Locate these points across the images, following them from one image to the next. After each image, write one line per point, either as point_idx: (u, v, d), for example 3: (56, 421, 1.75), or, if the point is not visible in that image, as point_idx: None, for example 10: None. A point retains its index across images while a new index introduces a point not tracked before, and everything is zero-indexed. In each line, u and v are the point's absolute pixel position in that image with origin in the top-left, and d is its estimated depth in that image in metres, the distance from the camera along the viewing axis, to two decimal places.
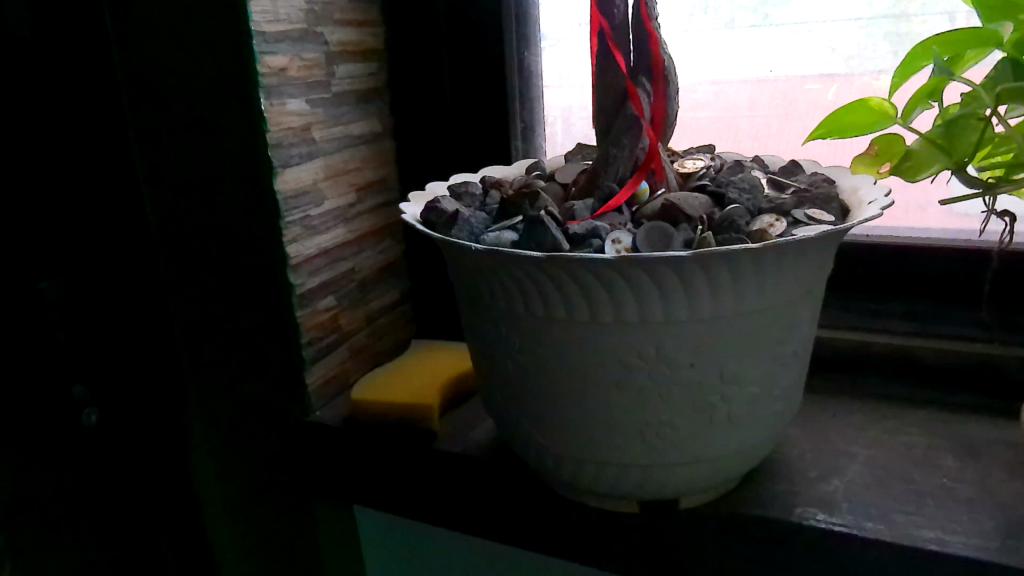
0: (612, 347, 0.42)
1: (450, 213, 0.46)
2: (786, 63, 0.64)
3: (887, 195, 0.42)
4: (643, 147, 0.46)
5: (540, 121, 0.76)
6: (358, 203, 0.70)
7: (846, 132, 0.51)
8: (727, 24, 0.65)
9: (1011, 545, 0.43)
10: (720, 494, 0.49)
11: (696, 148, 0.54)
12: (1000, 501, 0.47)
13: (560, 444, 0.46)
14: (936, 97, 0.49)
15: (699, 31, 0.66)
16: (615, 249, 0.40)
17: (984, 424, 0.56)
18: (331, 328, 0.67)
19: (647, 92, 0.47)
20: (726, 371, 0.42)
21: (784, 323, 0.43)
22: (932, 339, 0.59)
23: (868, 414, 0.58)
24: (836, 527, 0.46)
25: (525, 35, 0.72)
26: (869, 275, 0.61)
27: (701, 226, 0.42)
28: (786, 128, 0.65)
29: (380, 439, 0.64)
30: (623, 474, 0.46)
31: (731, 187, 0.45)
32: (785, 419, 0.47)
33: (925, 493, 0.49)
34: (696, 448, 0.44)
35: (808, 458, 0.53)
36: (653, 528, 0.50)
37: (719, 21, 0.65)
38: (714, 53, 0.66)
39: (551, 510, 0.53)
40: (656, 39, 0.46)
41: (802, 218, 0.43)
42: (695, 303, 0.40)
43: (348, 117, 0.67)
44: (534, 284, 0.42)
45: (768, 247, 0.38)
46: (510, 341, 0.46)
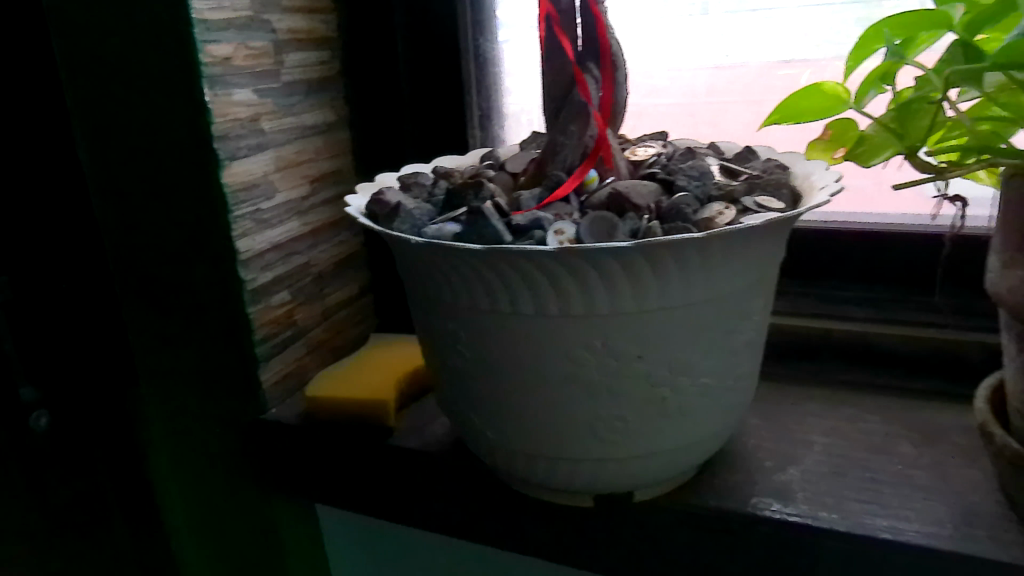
0: (559, 341, 0.41)
1: (393, 206, 0.44)
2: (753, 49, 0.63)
3: (837, 180, 0.42)
4: (592, 135, 0.45)
5: (498, 109, 0.75)
6: (313, 195, 0.68)
7: (801, 118, 0.51)
8: (700, 9, 0.63)
9: (962, 532, 0.43)
10: (676, 485, 0.49)
11: (649, 134, 0.52)
12: (953, 487, 0.47)
13: (510, 439, 0.46)
14: (889, 81, 0.48)
15: (661, 17, 0.64)
16: (557, 241, 0.38)
17: (940, 409, 0.55)
18: (285, 323, 0.66)
19: (596, 78, 0.46)
20: (675, 364, 0.41)
21: (736, 312, 0.42)
22: (893, 326, 0.58)
23: (827, 401, 0.58)
24: (790, 517, 0.45)
25: (480, 22, 0.71)
26: (824, 261, 0.60)
27: (648, 216, 0.41)
28: (743, 115, 0.64)
29: (336, 437, 0.63)
30: (575, 467, 0.45)
31: (680, 175, 0.44)
32: (740, 408, 0.47)
33: (879, 481, 0.48)
34: (648, 441, 0.43)
35: (765, 447, 0.53)
36: (610, 519, 0.49)
37: (691, 7, 0.63)
38: (682, 38, 0.65)
39: (509, 502, 0.53)
40: (602, 23, 0.44)
41: (752, 206, 0.42)
42: (640, 294, 0.39)
43: (300, 107, 0.66)
44: (478, 277, 0.40)
45: (713, 236, 0.37)
46: (456, 336, 0.45)
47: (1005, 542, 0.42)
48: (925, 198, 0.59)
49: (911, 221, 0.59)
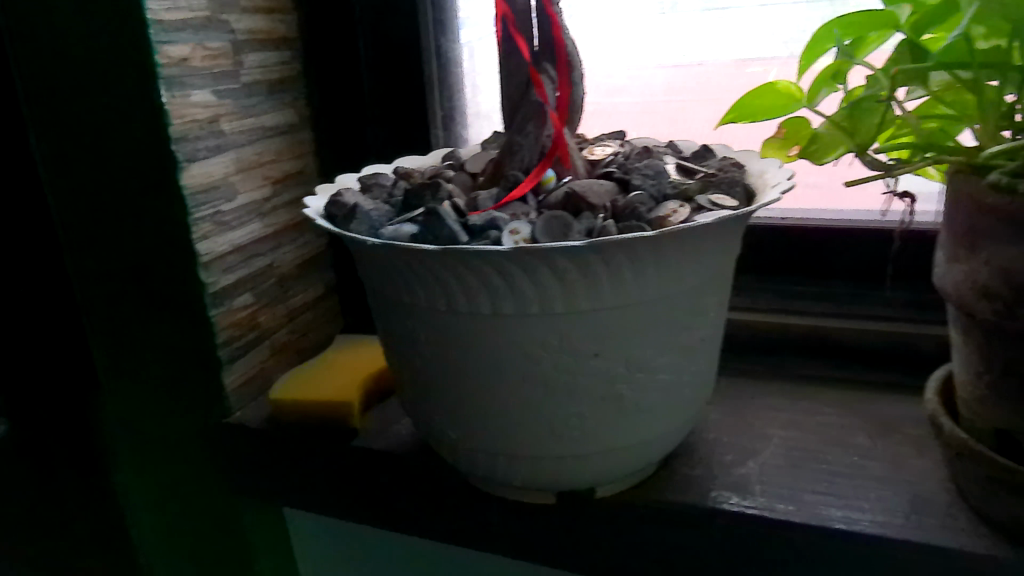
0: (516, 339, 0.41)
1: (350, 207, 0.44)
2: (719, 48, 0.63)
3: (790, 177, 0.43)
4: (548, 135, 0.46)
5: (460, 109, 0.75)
6: (276, 196, 0.68)
7: (756, 117, 0.52)
8: (669, 7, 0.63)
9: (914, 521, 0.44)
10: (636, 480, 0.49)
11: (606, 133, 0.53)
12: (907, 477, 0.48)
13: (471, 438, 0.46)
14: (840, 80, 0.49)
15: (630, 15, 0.64)
16: (512, 241, 0.39)
17: (895, 400, 0.57)
18: (249, 326, 0.66)
19: (552, 78, 0.46)
20: (632, 361, 0.42)
21: (691, 309, 0.43)
22: (849, 320, 0.59)
23: (786, 394, 0.59)
24: (748, 510, 0.46)
25: (442, 22, 0.71)
26: (781, 256, 0.61)
27: (603, 215, 0.41)
28: (700, 113, 0.65)
29: (301, 440, 0.63)
30: (535, 465, 0.45)
31: (636, 173, 0.44)
32: (698, 403, 0.48)
33: (835, 473, 0.49)
34: (607, 438, 0.44)
35: (725, 441, 0.53)
36: (573, 515, 0.50)
37: (661, 6, 0.64)
38: (651, 38, 0.65)
39: (473, 500, 0.53)
40: (557, 23, 0.45)
41: (706, 204, 0.42)
42: (595, 292, 0.39)
43: (260, 107, 0.65)
44: (435, 278, 0.40)
45: (665, 234, 0.37)
46: (416, 336, 0.45)
47: (954, 529, 0.43)
48: (876, 194, 0.60)
49: (862, 217, 0.60)
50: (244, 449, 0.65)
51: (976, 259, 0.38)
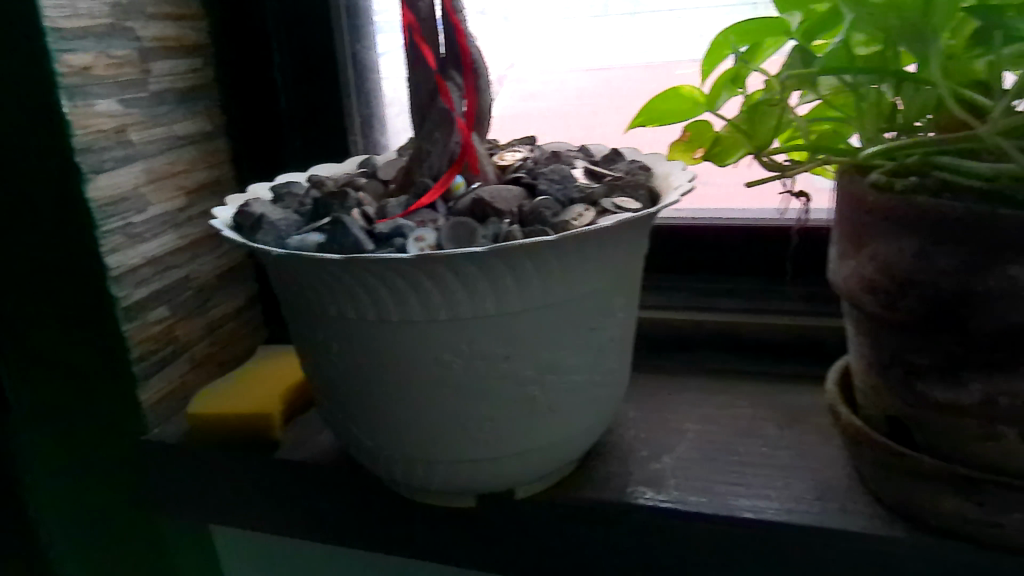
0: (426, 346, 0.41)
1: (257, 217, 0.44)
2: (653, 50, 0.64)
3: (690, 180, 0.45)
4: (456, 141, 0.46)
5: (377, 116, 0.75)
6: (190, 206, 0.67)
7: (662, 120, 0.53)
8: (603, 11, 0.64)
9: (816, 507, 0.46)
10: (555, 480, 0.50)
11: (517, 138, 0.54)
12: (811, 465, 0.50)
13: (389, 444, 0.46)
14: (740, 84, 0.50)
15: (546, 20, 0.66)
16: (417, 248, 0.39)
17: (802, 392, 0.59)
18: (165, 340, 0.64)
19: (458, 85, 0.47)
20: (541, 363, 0.43)
21: (599, 310, 0.44)
22: (758, 315, 0.61)
23: (701, 390, 0.60)
24: (663, 504, 0.48)
25: (357, 28, 0.71)
26: (687, 255, 0.63)
27: (509, 219, 0.42)
28: (611, 118, 0.67)
29: (221, 454, 0.62)
30: (452, 469, 0.46)
31: (542, 178, 0.45)
32: (612, 401, 0.49)
33: (745, 464, 0.51)
34: (521, 439, 0.45)
35: (641, 438, 0.55)
36: (494, 516, 0.50)
37: (594, 9, 0.65)
38: (591, 41, 0.66)
39: (396, 505, 0.53)
40: (462, 31, 0.45)
41: (610, 207, 0.43)
42: (501, 296, 0.40)
43: (170, 116, 0.64)
44: (343, 287, 0.40)
45: (567, 238, 0.38)
46: (329, 346, 0.45)
47: (851, 513, 0.45)
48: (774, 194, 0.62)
49: (762, 215, 0.61)
50: (164, 466, 0.64)
51: (861, 255, 0.39)
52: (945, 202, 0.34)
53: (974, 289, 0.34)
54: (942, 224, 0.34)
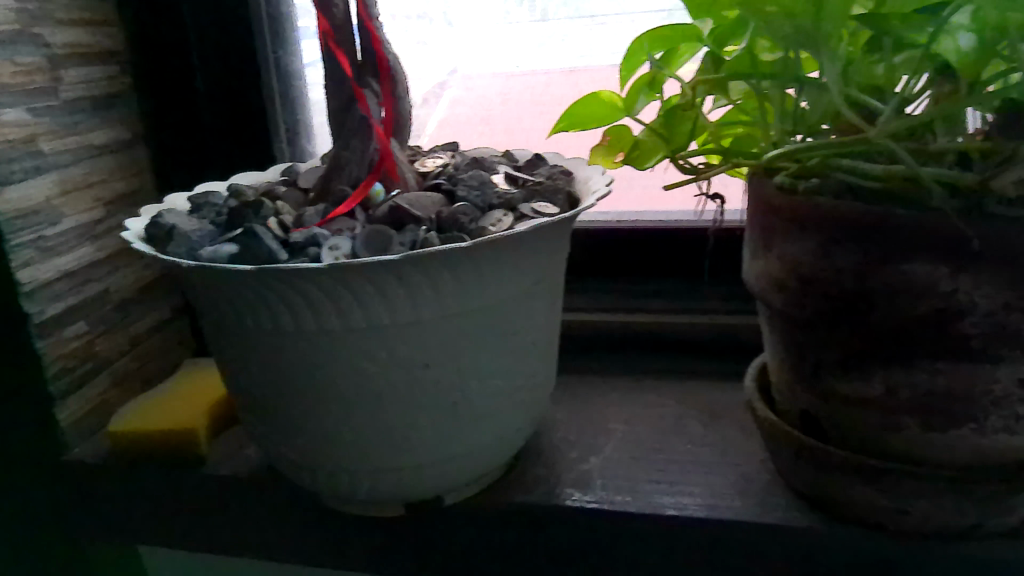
0: (345, 355, 0.41)
1: (169, 228, 0.43)
2: (592, 53, 0.64)
3: (607, 184, 0.45)
4: (375, 148, 0.46)
5: (303, 123, 0.74)
6: (108, 218, 0.65)
7: (584, 125, 0.53)
8: (541, 15, 0.65)
9: (737, 501, 0.47)
10: (484, 485, 0.50)
11: (440, 145, 0.54)
12: (733, 460, 0.51)
13: (312, 455, 0.45)
14: (657, 90, 0.51)
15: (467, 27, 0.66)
16: (331, 257, 0.38)
17: (726, 389, 0.60)
18: (84, 357, 0.62)
19: (375, 91, 0.46)
20: (462, 369, 0.43)
21: (519, 314, 0.44)
22: (683, 315, 0.62)
23: (629, 389, 0.61)
24: (589, 504, 0.48)
25: (280, 34, 0.70)
26: (609, 257, 0.63)
27: (427, 226, 0.42)
28: (534, 122, 0.67)
29: (145, 471, 0.60)
30: (377, 478, 0.46)
31: (461, 185, 0.45)
32: (538, 404, 0.49)
33: (670, 461, 0.52)
34: (445, 446, 0.45)
35: (570, 439, 0.55)
36: (424, 523, 0.50)
37: (533, 15, 0.65)
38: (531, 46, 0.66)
39: (324, 516, 0.52)
40: (378, 38, 0.45)
41: (528, 212, 0.44)
42: (418, 303, 0.40)
43: (85, 125, 0.62)
44: (259, 298, 0.40)
45: (481, 243, 0.38)
46: (248, 358, 0.44)
47: (769, 505, 0.46)
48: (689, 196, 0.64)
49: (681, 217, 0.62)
50: (86, 485, 0.62)
51: (770, 255, 0.40)
52: (841, 202, 0.35)
53: (872, 286, 0.35)
54: (841, 223, 0.35)
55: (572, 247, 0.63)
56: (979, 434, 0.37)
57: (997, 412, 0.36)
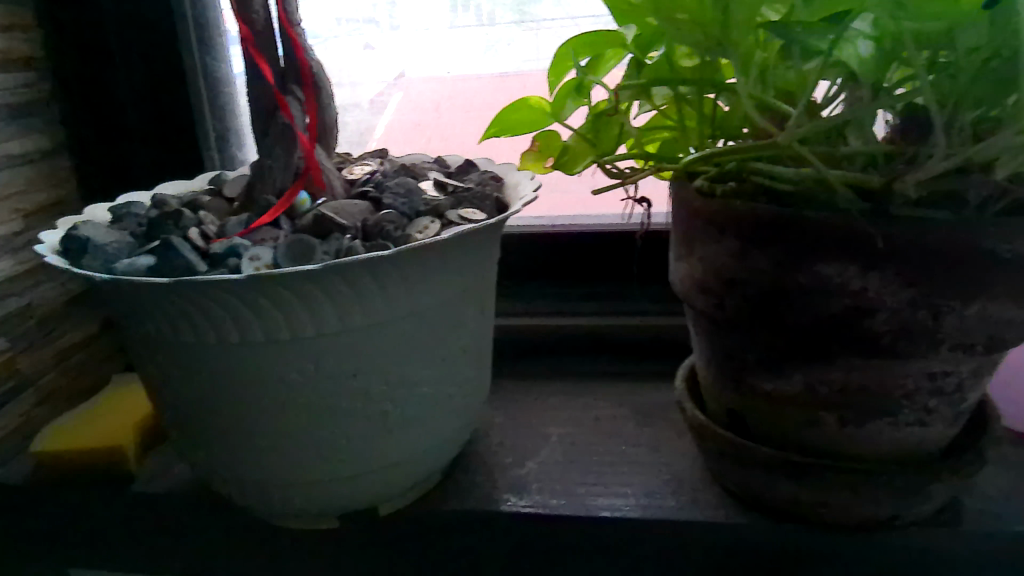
0: (271, 367, 0.40)
1: (84, 241, 0.42)
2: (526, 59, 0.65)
3: (534, 190, 0.45)
4: (300, 156, 0.46)
5: (231, 129, 0.72)
6: (28, 229, 0.62)
7: (514, 131, 0.53)
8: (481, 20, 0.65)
9: (669, 500, 0.48)
10: (421, 494, 0.50)
11: (368, 152, 0.54)
12: (666, 460, 0.52)
13: (241, 469, 0.45)
14: (584, 95, 0.51)
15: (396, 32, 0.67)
16: (252, 267, 0.38)
17: (661, 389, 0.61)
18: (3, 375, 0.60)
19: (299, 98, 0.45)
20: (391, 378, 0.42)
21: (448, 320, 0.44)
22: (617, 318, 0.63)
23: (566, 392, 0.61)
24: (525, 509, 0.48)
25: (206, 39, 0.68)
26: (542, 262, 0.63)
27: (352, 234, 0.42)
28: (465, 127, 0.68)
29: (70, 493, 0.58)
30: (309, 490, 0.45)
31: (388, 192, 0.45)
32: (472, 410, 0.49)
33: (605, 463, 0.52)
34: (376, 456, 0.44)
35: (507, 444, 0.55)
36: (359, 534, 0.49)
37: (479, 19, 0.65)
38: (478, 50, 0.66)
39: (257, 531, 0.51)
40: (300, 45, 0.45)
41: (454, 219, 0.44)
42: (343, 313, 0.39)
43: (1, 134, 0.59)
44: (179, 311, 0.39)
45: (405, 251, 0.38)
46: (171, 372, 0.43)
47: (701, 503, 0.47)
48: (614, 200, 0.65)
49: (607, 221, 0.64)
50: (8, 508, 0.59)
51: (692, 258, 0.40)
52: (755, 206, 0.36)
53: (787, 286, 0.36)
54: (756, 226, 0.36)
55: (505, 253, 0.63)
56: (893, 428, 0.38)
57: (909, 405, 0.37)
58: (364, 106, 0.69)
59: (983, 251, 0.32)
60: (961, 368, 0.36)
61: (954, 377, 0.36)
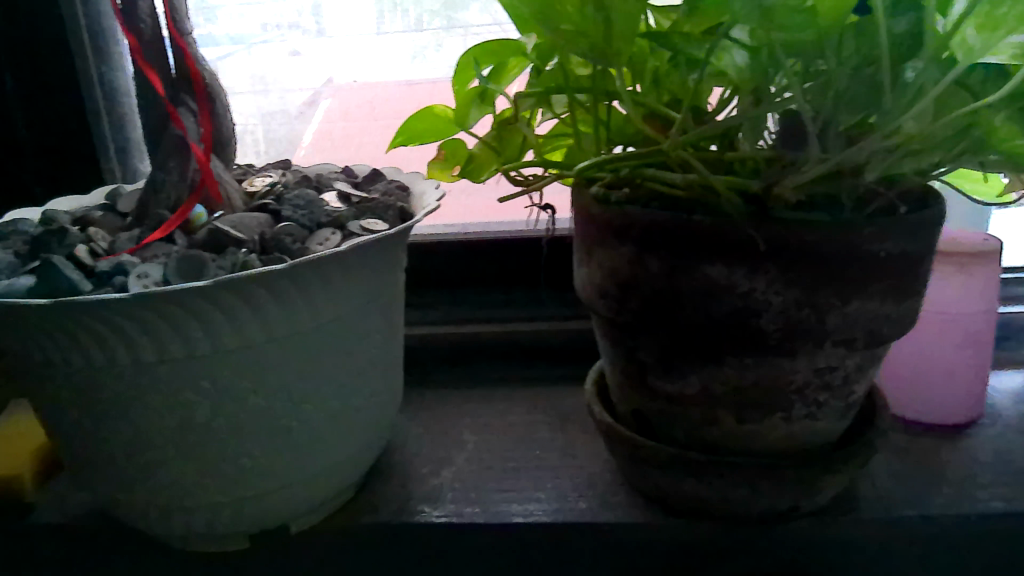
0: (166, 387, 0.39)
1: None
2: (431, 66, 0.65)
3: (438, 199, 0.45)
4: (195, 169, 0.44)
5: (133, 141, 0.68)
6: None
7: (422, 140, 0.52)
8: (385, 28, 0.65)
9: (581, 502, 0.48)
10: (333, 509, 0.49)
11: (270, 163, 0.53)
12: (579, 462, 0.52)
13: (140, 493, 0.43)
14: (490, 103, 0.50)
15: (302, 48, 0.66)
16: (140, 285, 0.37)
17: (575, 392, 0.62)
18: None
19: (192, 110, 0.44)
20: (294, 393, 0.42)
21: (352, 332, 0.43)
22: (531, 323, 0.63)
23: (482, 399, 0.61)
24: (440, 519, 0.48)
25: (102, 48, 0.63)
26: (455, 268, 0.63)
27: (249, 249, 0.41)
28: (373, 134, 0.68)
29: None
30: (214, 511, 0.44)
31: (287, 204, 0.44)
32: (383, 421, 0.49)
33: (519, 469, 0.52)
34: (283, 474, 0.43)
35: (422, 454, 0.55)
36: (270, 553, 0.48)
37: (406, 22, 0.64)
38: (405, 55, 0.65)
39: (163, 555, 0.50)
40: (191, 56, 0.43)
41: (356, 230, 0.43)
42: (239, 329, 0.38)
43: None
44: (64, 332, 0.37)
45: (302, 264, 0.37)
46: (60, 395, 0.41)
47: (612, 504, 0.48)
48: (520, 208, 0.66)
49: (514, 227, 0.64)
50: None
51: (591, 263, 0.41)
52: (647, 211, 0.36)
53: (680, 289, 0.36)
54: (648, 231, 0.36)
55: (417, 261, 0.63)
56: (786, 422, 0.39)
57: (800, 400, 0.38)
58: (286, 114, 0.68)
59: (858, 250, 0.34)
60: (846, 363, 0.37)
61: (840, 371, 0.38)
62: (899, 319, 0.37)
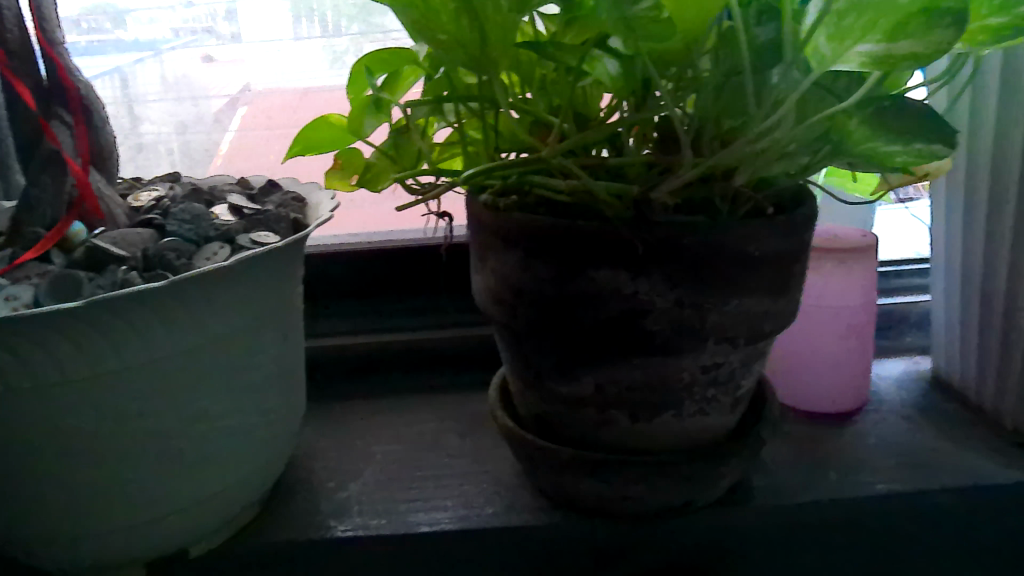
0: (44, 414, 0.37)
1: None
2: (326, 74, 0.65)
3: (331, 210, 0.44)
4: (71, 184, 0.42)
5: None
6: None
7: (319, 149, 0.52)
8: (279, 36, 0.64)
9: (488, 507, 0.48)
10: (235, 530, 0.48)
11: (157, 176, 0.51)
12: (486, 468, 0.53)
13: (22, 527, 0.41)
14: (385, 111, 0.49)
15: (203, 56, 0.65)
16: (8, 308, 0.35)
17: (483, 397, 0.62)
18: None
19: (67, 123, 0.43)
20: (184, 413, 0.40)
21: (245, 348, 0.42)
22: (437, 331, 0.64)
23: (391, 409, 0.61)
24: (346, 533, 0.47)
25: None
26: (359, 278, 0.63)
27: (130, 266, 0.39)
28: (270, 144, 0.66)
29: None
30: (104, 540, 0.42)
31: (172, 219, 0.43)
32: (284, 437, 0.48)
33: (426, 477, 0.52)
34: (177, 497, 0.42)
35: (329, 468, 0.54)
36: None
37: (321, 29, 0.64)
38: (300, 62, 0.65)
39: None
40: (63, 66, 0.42)
41: (246, 243, 0.42)
42: (121, 349, 0.37)
43: None
44: None
45: (184, 280, 0.36)
46: None
47: (518, 508, 0.48)
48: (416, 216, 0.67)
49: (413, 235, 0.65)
50: None
51: (484, 269, 0.41)
52: (534, 217, 0.37)
53: (568, 292, 0.37)
54: (535, 236, 0.37)
55: (320, 273, 0.62)
56: (677, 419, 0.40)
57: (689, 397, 0.39)
58: (179, 124, 0.66)
59: (733, 251, 0.35)
60: (730, 359, 0.39)
61: (725, 367, 0.39)
62: (777, 315, 0.38)
